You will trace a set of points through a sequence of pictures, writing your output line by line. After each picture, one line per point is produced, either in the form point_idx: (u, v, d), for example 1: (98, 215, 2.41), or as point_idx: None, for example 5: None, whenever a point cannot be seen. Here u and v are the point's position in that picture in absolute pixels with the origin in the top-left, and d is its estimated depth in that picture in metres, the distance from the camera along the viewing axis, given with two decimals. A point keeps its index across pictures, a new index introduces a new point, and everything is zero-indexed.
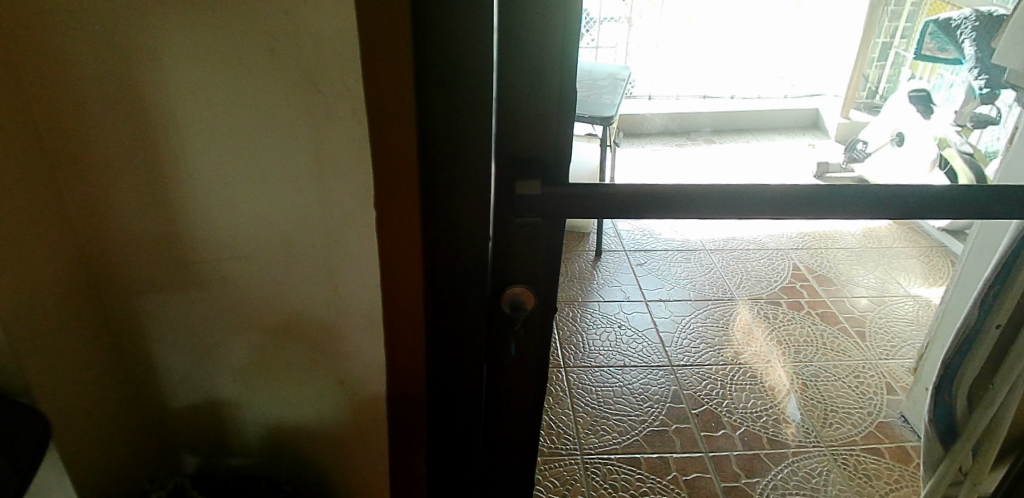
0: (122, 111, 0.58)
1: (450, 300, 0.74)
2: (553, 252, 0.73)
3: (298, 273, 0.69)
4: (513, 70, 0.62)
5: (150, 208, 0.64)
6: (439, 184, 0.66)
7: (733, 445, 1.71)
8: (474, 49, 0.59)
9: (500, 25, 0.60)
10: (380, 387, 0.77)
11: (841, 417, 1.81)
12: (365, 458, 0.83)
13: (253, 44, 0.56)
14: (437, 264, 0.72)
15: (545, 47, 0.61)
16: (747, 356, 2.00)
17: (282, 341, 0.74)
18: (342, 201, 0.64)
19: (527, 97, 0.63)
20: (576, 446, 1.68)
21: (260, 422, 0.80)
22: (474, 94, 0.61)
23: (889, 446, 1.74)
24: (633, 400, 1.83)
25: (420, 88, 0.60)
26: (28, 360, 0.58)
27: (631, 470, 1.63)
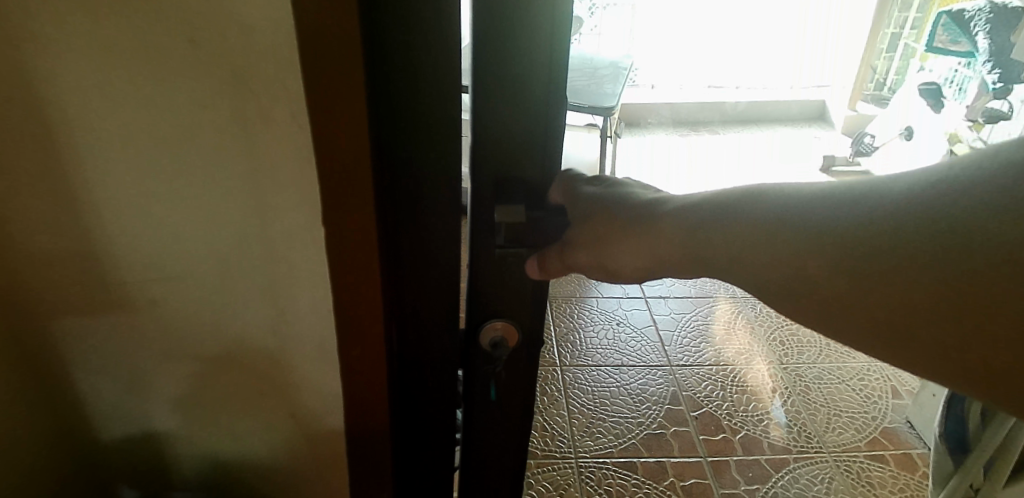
0: (14, 113, 0.49)
1: (417, 328, 0.65)
2: (540, 285, 0.62)
3: (236, 297, 0.61)
4: (486, 78, 0.51)
5: (61, 222, 0.55)
6: (401, 200, 0.58)
7: (733, 450, 1.63)
8: (441, 44, 0.50)
9: (472, 19, 0.49)
10: (338, 420, 0.69)
11: (844, 421, 1.73)
12: (326, 491, 0.76)
13: (169, 34, 0.47)
14: (400, 288, 0.62)
15: (528, 45, 0.50)
16: (745, 358, 1.92)
17: (225, 370, 0.66)
18: (285, 219, 0.56)
19: (505, 108, 0.53)
20: (571, 449, 1.60)
21: (202, 455, 0.73)
22: (439, 101, 0.53)
23: (894, 453, 1.66)
24: (630, 401, 1.74)
25: (373, 90, 0.51)
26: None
27: (627, 475, 1.55)
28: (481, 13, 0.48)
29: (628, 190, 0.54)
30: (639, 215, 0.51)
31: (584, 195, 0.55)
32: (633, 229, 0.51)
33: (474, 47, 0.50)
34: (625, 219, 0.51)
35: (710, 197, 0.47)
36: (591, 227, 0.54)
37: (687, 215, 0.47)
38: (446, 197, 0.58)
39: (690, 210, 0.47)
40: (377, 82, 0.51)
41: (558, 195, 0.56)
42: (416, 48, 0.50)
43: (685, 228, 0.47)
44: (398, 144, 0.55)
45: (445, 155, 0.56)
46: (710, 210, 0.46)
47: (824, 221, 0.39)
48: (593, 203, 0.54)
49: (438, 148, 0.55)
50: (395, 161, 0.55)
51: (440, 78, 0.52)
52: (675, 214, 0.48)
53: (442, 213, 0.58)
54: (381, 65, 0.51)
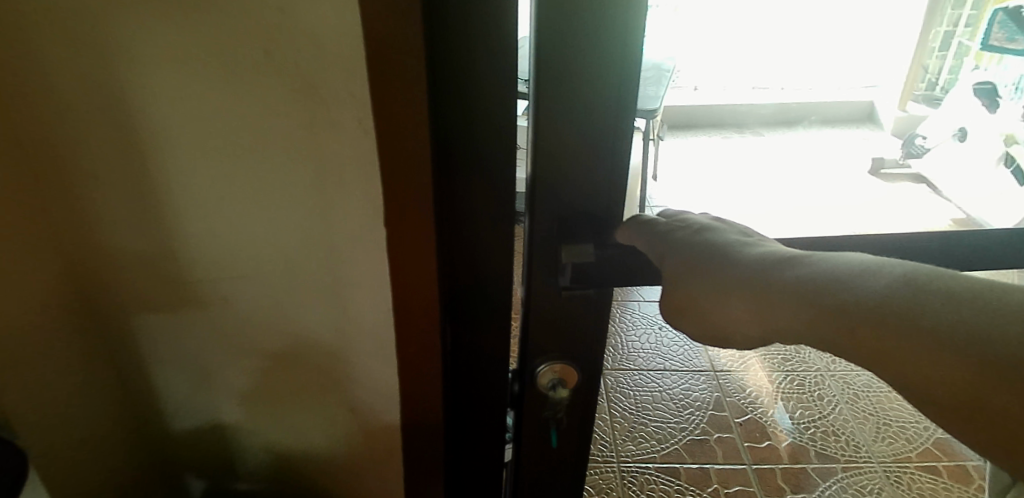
0: (104, 122, 0.53)
1: (472, 338, 0.68)
2: (601, 326, 0.64)
3: (299, 297, 0.64)
4: (549, 106, 0.52)
5: (142, 225, 0.59)
6: (456, 216, 0.59)
7: (779, 458, 1.61)
8: (499, 54, 0.51)
9: (539, 65, 0.50)
10: (393, 416, 0.72)
11: (894, 431, 1.69)
12: (380, 485, 0.79)
13: (244, 47, 0.50)
14: (455, 299, 0.65)
15: (594, 87, 0.51)
16: (793, 364, 1.89)
17: (288, 367, 0.69)
18: (349, 224, 0.59)
19: (567, 135, 0.53)
20: (613, 453, 1.60)
21: (266, 448, 0.76)
22: (497, 115, 0.55)
23: (947, 465, 1.60)
24: (673, 406, 1.73)
25: (434, 115, 0.53)
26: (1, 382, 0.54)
27: (670, 481, 1.54)
28: (547, 59, 0.49)
29: (725, 239, 0.49)
30: (745, 275, 0.46)
31: (671, 243, 0.51)
32: (737, 288, 0.47)
33: (537, 86, 0.51)
34: (726, 277, 0.47)
35: (844, 267, 0.42)
36: (689, 283, 0.49)
37: (811, 282, 0.43)
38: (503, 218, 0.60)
39: (811, 277, 0.43)
40: (438, 111, 0.54)
41: (629, 237, 0.55)
42: (475, 76, 0.52)
43: (804, 293, 0.43)
44: (456, 161, 0.57)
45: (498, 171, 0.58)
46: (840, 281, 0.42)
47: (990, 321, 0.36)
48: (691, 253, 0.50)
49: (494, 164, 0.57)
50: (453, 173, 0.57)
51: (495, 99, 0.54)
52: (793, 279, 0.44)
53: (496, 226, 0.60)
54: (441, 83, 0.53)
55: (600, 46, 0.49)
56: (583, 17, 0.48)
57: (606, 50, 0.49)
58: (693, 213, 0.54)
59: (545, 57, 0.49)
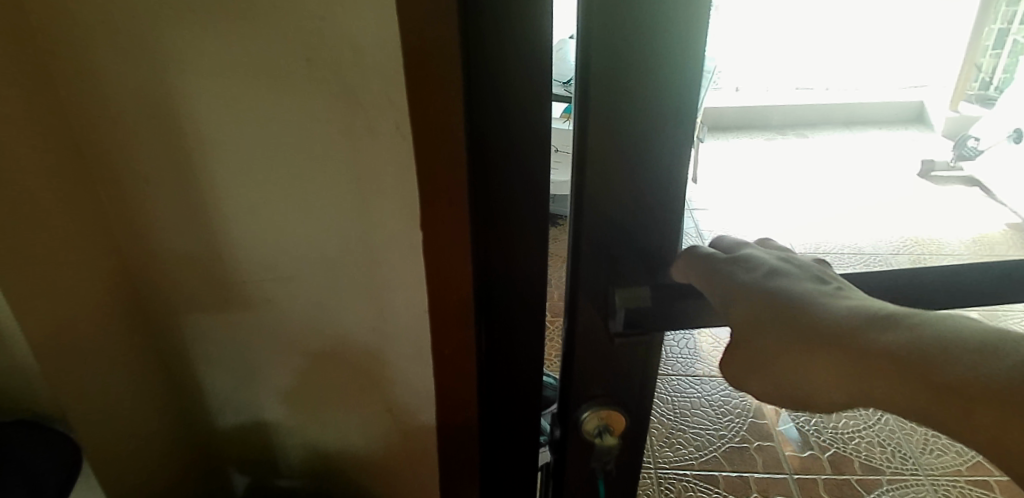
0: (155, 129, 0.56)
1: (506, 341, 0.67)
2: (650, 368, 0.64)
3: (338, 297, 0.65)
4: (602, 130, 0.51)
5: (189, 228, 0.62)
6: (493, 221, 0.59)
7: (821, 468, 1.57)
8: (531, 55, 0.51)
9: (592, 96, 0.50)
10: (429, 417, 0.73)
11: (943, 443, 1.62)
12: (417, 485, 0.80)
13: (286, 54, 0.51)
14: (492, 302, 0.65)
15: (652, 116, 0.51)
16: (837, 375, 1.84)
17: (327, 366, 0.70)
18: (388, 226, 0.60)
19: (619, 167, 0.53)
20: (650, 459, 1.57)
21: (308, 446, 0.78)
22: (529, 119, 0.54)
23: (1001, 480, 1.53)
24: (712, 412, 1.68)
25: (468, 119, 0.53)
26: (55, 374, 0.57)
27: (708, 489, 1.52)
28: (599, 90, 0.49)
29: (801, 289, 0.46)
30: (827, 333, 0.43)
31: (742, 287, 0.48)
32: (818, 343, 0.43)
33: (589, 104, 0.50)
34: (805, 331, 0.44)
35: (947, 335, 0.39)
36: (760, 336, 0.46)
37: (908, 349, 0.39)
38: (533, 221, 0.60)
39: (907, 343, 0.39)
40: (472, 116, 0.54)
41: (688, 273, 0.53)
42: (511, 81, 0.52)
43: (897, 362, 0.39)
44: (491, 163, 0.56)
45: (535, 173, 0.57)
46: (943, 354, 0.38)
47: None
48: (763, 303, 0.46)
49: (528, 169, 0.57)
50: (488, 175, 0.57)
51: (529, 103, 0.54)
52: (885, 344, 0.40)
53: (532, 227, 0.60)
54: (478, 86, 0.53)
55: (655, 73, 0.49)
56: (635, 44, 0.48)
57: (662, 79, 0.49)
58: (756, 249, 0.51)
59: (597, 87, 0.49)
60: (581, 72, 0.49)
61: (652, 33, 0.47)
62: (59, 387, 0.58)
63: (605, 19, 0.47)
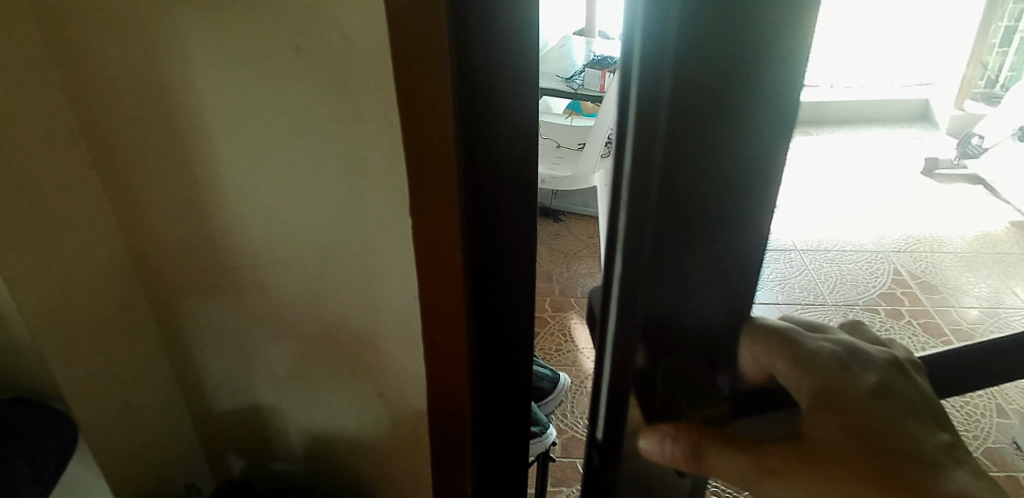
0: (151, 117, 0.58)
1: (500, 344, 0.67)
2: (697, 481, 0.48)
3: (332, 283, 0.67)
4: (663, 173, 0.35)
5: (184, 214, 0.63)
6: (487, 219, 0.59)
7: None
8: (513, 59, 0.49)
9: (665, 114, 0.33)
10: (421, 402, 0.74)
11: None
12: (411, 470, 0.81)
13: (276, 43, 0.53)
14: (486, 302, 0.64)
15: (738, 157, 0.36)
16: None
17: (321, 350, 0.72)
18: (380, 212, 0.61)
19: (682, 218, 0.37)
20: None
21: (304, 430, 0.79)
22: (516, 120, 0.53)
23: None
24: None
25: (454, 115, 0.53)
26: (51, 351, 0.59)
27: None
28: (676, 111, 0.33)
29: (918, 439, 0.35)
30: None
31: (850, 419, 0.36)
32: None
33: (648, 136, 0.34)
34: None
35: None
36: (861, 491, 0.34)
37: None
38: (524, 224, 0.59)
39: None
40: (462, 118, 0.54)
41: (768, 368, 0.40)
42: (502, 86, 0.51)
43: None
44: (481, 164, 0.56)
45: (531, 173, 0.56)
46: None
47: None
48: (878, 450, 0.35)
49: (521, 170, 0.56)
50: (481, 175, 0.57)
51: (515, 106, 0.52)
52: None
53: (527, 231, 0.59)
54: (468, 90, 0.52)
55: (752, 103, 0.34)
56: (734, 53, 0.32)
57: (759, 107, 0.34)
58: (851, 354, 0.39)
59: (671, 103, 0.33)
60: (647, 70, 0.32)
61: (762, 46, 0.32)
62: (55, 364, 0.60)
63: (708, 20, 0.31)
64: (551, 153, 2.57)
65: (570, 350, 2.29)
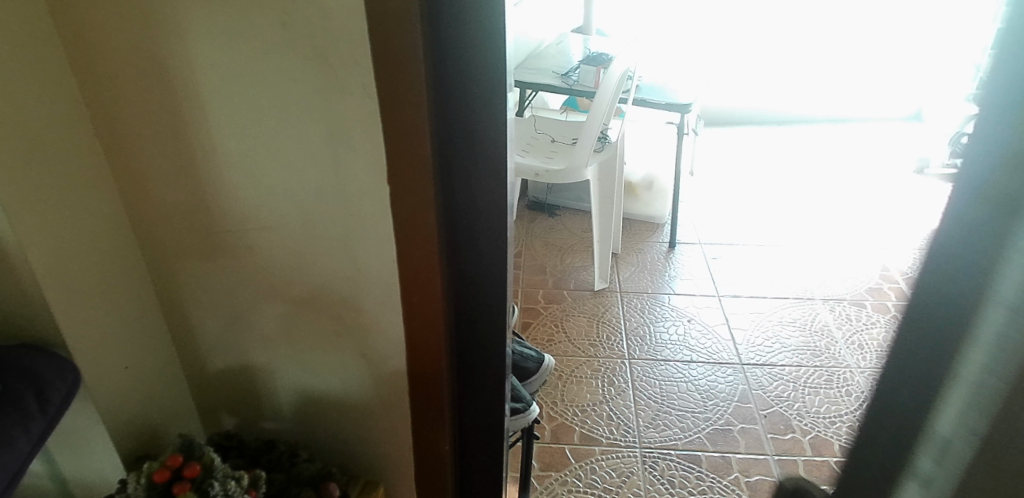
0: (150, 84, 0.63)
1: (471, 300, 0.75)
2: None
3: (317, 246, 0.72)
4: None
5: (179, 177, 0.69)
6: (459, 180, 0.67)
7: (802, 450, 1.87)
8: (485, 40, 0.59)
9: None
10: (400, 363, 0.78)
11: None
12: (391, 430, 0.85)
13: (266, 20, 0.59)
14: (459, 260, 0.72)
15: None
16: (824, 361, 2.19)
17: (308, 311, 0.77)
18: (358, 178, 0.66)
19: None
20: (636, 440, 1.91)
21: (292, 389, 0.84)
22: (488, 93, 0.62)
23: None
24: (698, 396, 2.06)
25: (431, 85, 0.60)
26: (56, 301, 0.63)
27: (689, 467, 1.82)
28: None
29: None
30: None
31: None
32: None
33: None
34: None
35: None
36: None
37: None
38: (495, 186, 0.67)
39: None
40: (439, 88, 0.61)
41: None
42: (476, 58, 0.60)
43: None
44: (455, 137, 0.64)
45: (500, 137, 0.64)
46: None
47: None
48: None
49: (490, 137, 0.64)
50: (455, 138, 0.65)
51: (484, 80, 0.61)
52: None
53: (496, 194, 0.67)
54: (443, 61, 0.60)
55: None
56: None
57: None
58: None
59: None
60: None
61: None
62: (61, 314, 0.64)
63: None
64: (544, 148, 2.60)
65: (561, 340, 2.34)
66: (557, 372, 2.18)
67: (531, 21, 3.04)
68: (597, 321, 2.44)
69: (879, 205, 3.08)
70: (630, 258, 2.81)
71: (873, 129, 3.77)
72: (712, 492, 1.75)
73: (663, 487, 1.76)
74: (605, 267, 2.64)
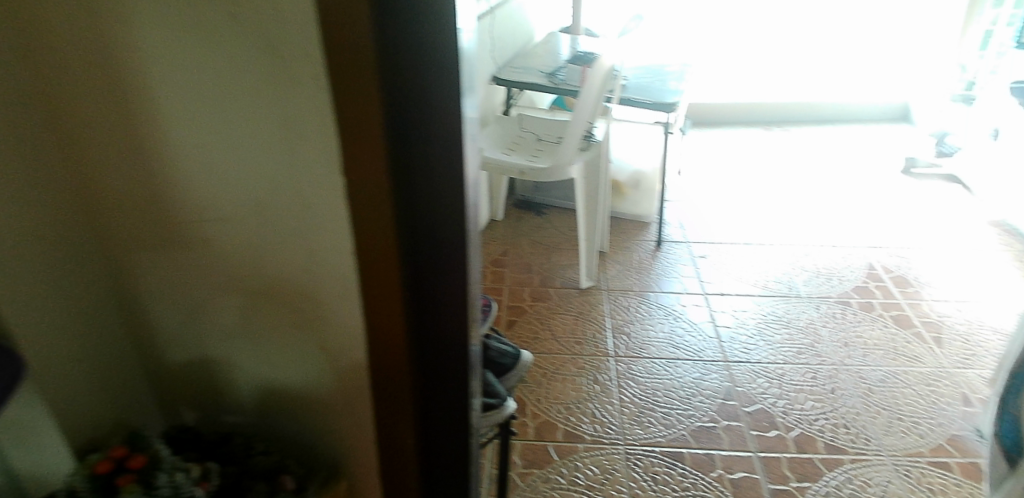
0: (101, 74, 0.63)
1: (431, 293, 0.74)
2: None
3: (272, 238, 0.71)
4: None
5: (132, 168, 0.68)
6: (415, 170, 0.66)
7: (785, 447, 1.87)
8: (438, 31, 0.59)
9: None
10: (360, 355, 0.78)
11: (907, 427, 1.92)
12: (354, 423, 0.85)
13: (214, 9, 0.58)
14: (417, 252, 0.71)
15: None
16: (808, 358, 2.20)
17: (266, 303, 0.76)
18: (312, 169, 0.66)
19: None
20: (620, 437, 1.91)
21: (253, 382, 0.83)
22: (442, 85, 0.61)
23: (960, 462, 1.82)
24: (683, 394, 2.06)
25: (384, 76, 0.60)
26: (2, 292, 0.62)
27: (673, 464, 1.82)
28: None
29: None
30: None
31: None
32: None
33: None
34: None
35: None
36: None
37: None
38: (451, 176, 0.66)
39: None
40: (391, 78, 0.60)
41: None
42: (428, 46, 0.59)
43: None
44: (410, 129, 0.63)
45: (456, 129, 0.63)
46: None
47: None
48: None
49: (447, 128, 0.63)
50: (411, 129, 0.64)
51: (436, 73, 0.61)
52: None
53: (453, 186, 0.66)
54: (397, 52, 0.59)
55: None
56: None
57: None
58: None
59: None
60: None
61: None
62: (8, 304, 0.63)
63: None
64: (529, 147, 2.60)
65: (545, 338, 2.34)
66: (541, 370, 2.18)
67: (518, 20, 3.05)
68: (582, 319, 2.44)
69: (865, 203, 3.10)
70: (617, 256, 2.81)
71: (859, 129, 3.80)
72: (695, 488, 1.75)
73: (646, 485, 1.76)
74: (590, 265, 2.64)
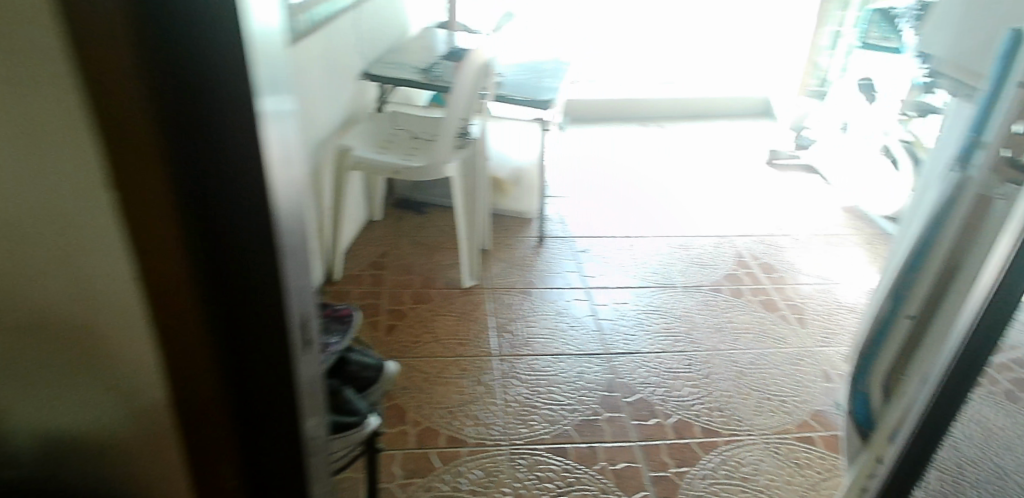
0: None
1: (243, 329, 0.58)
2: None
3: (22, 265, 0.59)
4: None
5: None
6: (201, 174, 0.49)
7: (664, 433, 1.93)
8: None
9: None
10: (159, 400, 0.63)
11: (775, 406, 2.05)
12: (162, 475, 0.71)
13: None
14: (219, 278, 0.54)
15: None
16: (684, 346, 2.29)
17: (30, 341, 0.64)
18: (54, 176, 0.50)
19: None
20: (504, 438, 1.88)
21: (28, 430, 0.70)
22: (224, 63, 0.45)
23: (822, 436, 1.95)
24: (567, 389, 2.07)
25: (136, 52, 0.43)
26: None
27: (559, 461, 1.82)
28: None
29: None
30: None
31: None
32: None
33: None
34: None
35: None
36: None
37: None
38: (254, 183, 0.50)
39: None
40: (161, 82, 0.45)
41: None
42: (207, 45, 0.44)
43: None
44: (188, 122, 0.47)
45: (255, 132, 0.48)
46: None
47: None
48: None
49: (243, 141, 0.48)
50: (186, 121, 0.47)
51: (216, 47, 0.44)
52: None
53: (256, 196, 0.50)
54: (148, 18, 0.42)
55: None
56: None
57: None
58: None
59: None
60: None
61: None
62: None
63: None
64: (405, 144, 2.51)
65: (429, 341, 2.27)
66: (424, 374, 2.12)
67: (391, 14, 2.95)
68: (466, 319, 2.40)
69: (732, 194, 3.30)
70: (501, 253, 2.80)
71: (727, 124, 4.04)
72: (580, 482, 1.76)
73: (532, 485, 1.74)
74: (473, 264, 2.60)
